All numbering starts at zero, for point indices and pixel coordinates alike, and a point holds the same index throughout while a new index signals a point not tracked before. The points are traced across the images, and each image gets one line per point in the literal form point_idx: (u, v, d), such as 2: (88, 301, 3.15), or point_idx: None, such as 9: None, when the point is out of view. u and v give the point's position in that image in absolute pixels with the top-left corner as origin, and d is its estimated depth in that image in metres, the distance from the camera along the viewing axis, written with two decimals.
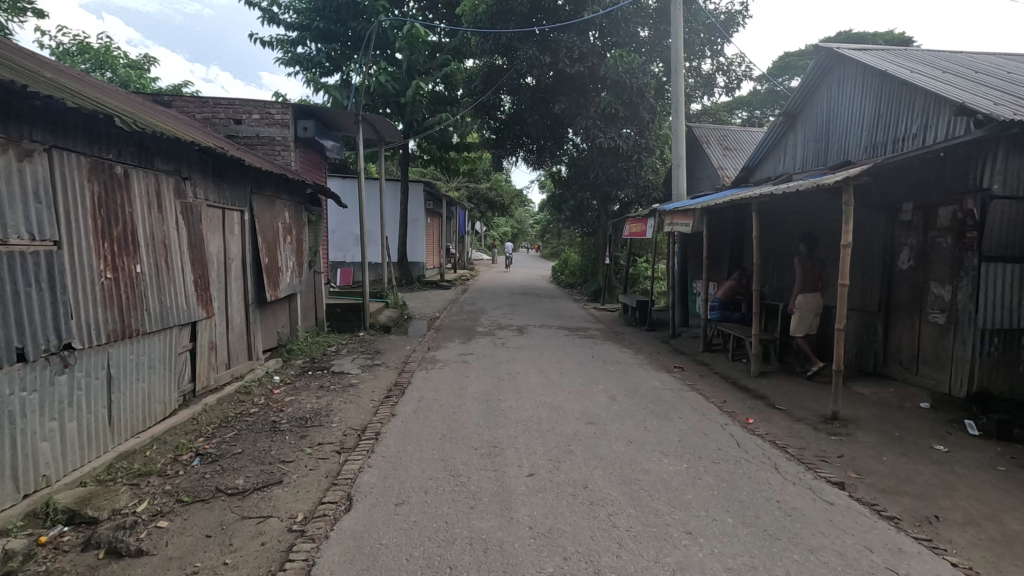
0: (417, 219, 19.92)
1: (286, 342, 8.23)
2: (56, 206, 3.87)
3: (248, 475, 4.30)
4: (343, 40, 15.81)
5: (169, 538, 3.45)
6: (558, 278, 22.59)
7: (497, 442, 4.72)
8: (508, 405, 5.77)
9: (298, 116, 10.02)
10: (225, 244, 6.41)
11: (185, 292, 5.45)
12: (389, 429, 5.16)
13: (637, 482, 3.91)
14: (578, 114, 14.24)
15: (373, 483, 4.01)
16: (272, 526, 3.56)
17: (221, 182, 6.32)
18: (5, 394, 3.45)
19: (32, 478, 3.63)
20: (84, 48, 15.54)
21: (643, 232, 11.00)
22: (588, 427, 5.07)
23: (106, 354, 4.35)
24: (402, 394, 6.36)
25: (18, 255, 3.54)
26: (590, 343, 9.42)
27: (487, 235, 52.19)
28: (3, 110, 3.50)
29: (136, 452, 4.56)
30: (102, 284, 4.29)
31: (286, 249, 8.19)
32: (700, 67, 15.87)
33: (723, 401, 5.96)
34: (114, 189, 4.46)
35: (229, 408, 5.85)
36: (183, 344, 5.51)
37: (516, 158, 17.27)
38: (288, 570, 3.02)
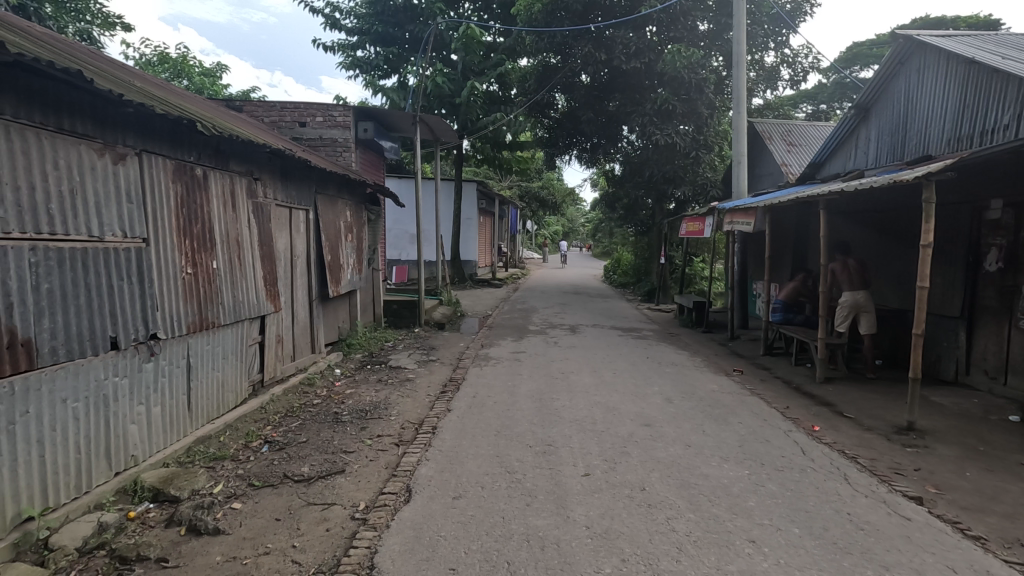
0: (470, 218, 20.18)
1: (346, 337, 8.54)
2: (145, 206, 4.17)
3: (313, 464, 4.50)
4: (401, 44, 16.19)
5: (243, 519, 3.66)
6: (610, 278, 22.34)
7: (551, 440, 4.72)
8: (562, 404, 5.77)
9: (360, 118, 10.36)
10: (292, 242, 6.72)
11: (255, 287, 5.74)
12: (446, 424, 5.26)
13: (695, 487, 3.82)
14: (633, 111, 14.03)
15: (431, 476, 4.10)
16: (336, 513, 3.70)
17: (289, 183, 6.61)
18: (100, 379, 3.75)
19: (122, 458, 3.94)
20: (164, 58, 16.64)
21: (700, 231, 10.70)
22: (644, 429, 4.99)
23: (186, 344, 4.65)
24: (457, 390, 6.48)
25: (113, 251, 3.84)
26: (644, 344, 9.26)
27: (537, 234, 52.08)
28: (101, 116, 3.79)
29: (211, 437, 4.85)
30: (183, 279, 4.59)
31: (347, 247, 8.49)
32: (762, 60, 15.30)
33: (786, 407, 5.74)
34: (194, 190, 4.76)
35: (294, 399, 6.13)
36: (253, 337, 5.81)
37: (570, 156, 17.05)
38: (352, 556, 3.13)
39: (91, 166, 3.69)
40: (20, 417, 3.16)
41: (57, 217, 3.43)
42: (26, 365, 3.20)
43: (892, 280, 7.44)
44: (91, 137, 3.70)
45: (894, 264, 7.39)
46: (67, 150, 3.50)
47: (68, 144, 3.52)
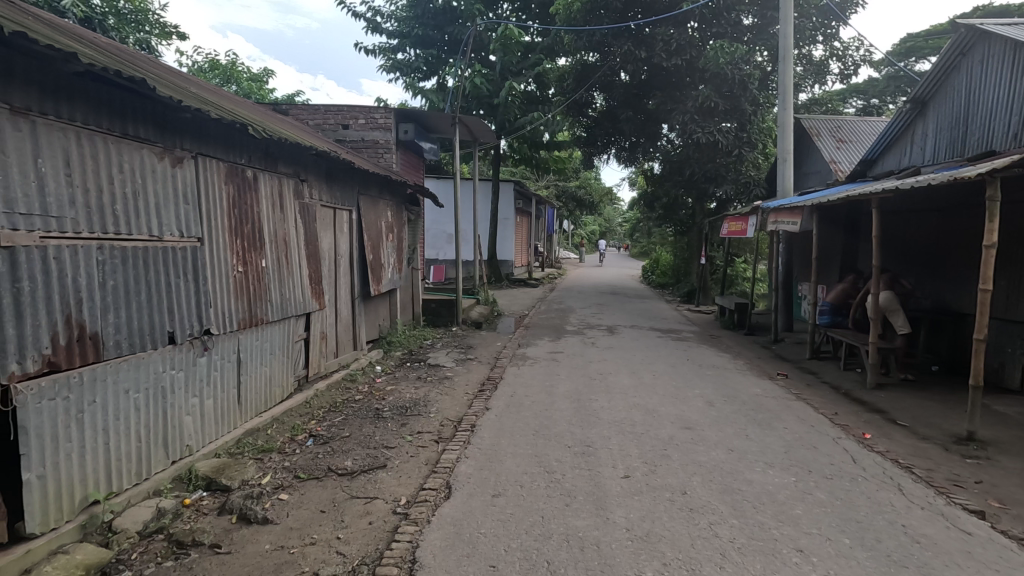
0: (508, 218, 20.26)
1: (387, 334, 8.71)
2: (200, 207, 4.36)
3: (356, 458, 4.61)
4: (440, 46, 16.38)
5: (289, 509, 3.79)
6: (648, 279, 22.01)
7: (589, 442, 4.69)
8: (601, 405, 5.72)
9: (400, 120, 10.53)
10: (336, 241, 6.90)
11: (301, 286, 5.93)
12: (484, 422, 5.31)
13: (739, 492, 3.73)
14: (674, 109, 13.77)
15: (470, 474, 4.15)
16: (378, 507, 3.79)
17: (333, 184, 6.78)
18: (159, 371, 3.94)
19: (179, 447, 4.13)
20: (215, 64, 17.27)
21: (743, 231, 10.44)
22: (684, 432, 4.91)
23: (236, 340, 4.84)
24: (495, 388, 6.52)
25: (171, 250, 4.03)
26: (684, 345, 9.10)
27: (574, 234, 51.75)
28: (163, 122, 3.99)
29: (260, 430, 5.03)
30: (234, 277, 4.78)
31: (388, 247, 8.64)
32: (810, 54, 14.80)
33: (834, 413, 5.54)
34: (245, 190, 4.94)
35: (336, 394, 6.29)
36: (299, 333, 6.00)
37: (608, 155, 16.88)
38: (395, 550, 3.19)
39: (153, 169, 3.89)
40: (88, 406, 3.35)
41: (122, 218, 3.63)
42: (93, 356, 3.40)
43: (952, 283, 7.08)
44: (152, 141, 3.89)
45: (954, 266, 7.05)
46: (130, 153, 3.70)
47: (132, 148, 3.71)
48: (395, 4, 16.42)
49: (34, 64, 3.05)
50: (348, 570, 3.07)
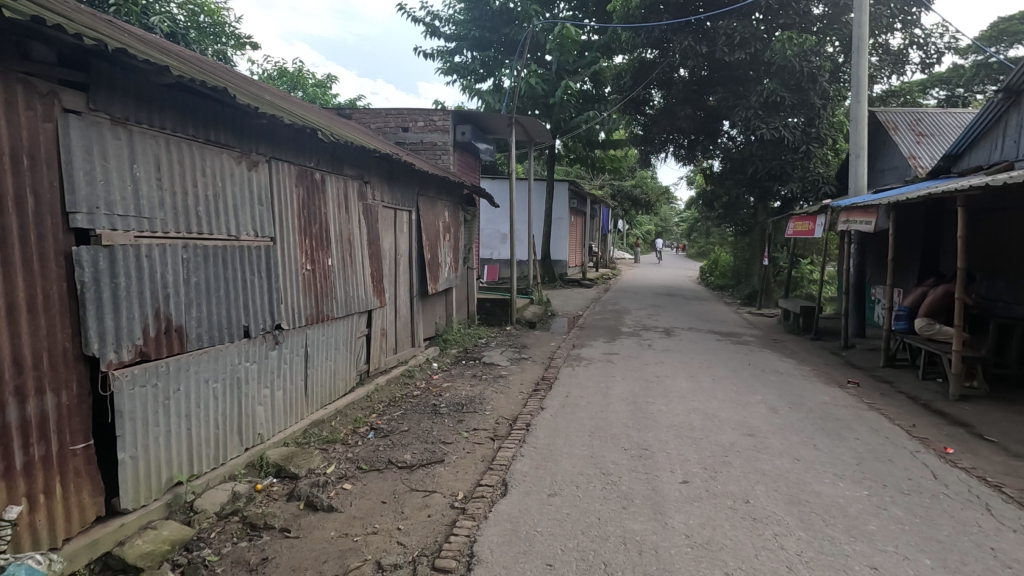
0: (561, 217, 20.20)
1: (443, 332, 8.87)
2: (272, 208, 4.60)
3: (414, 452, 4.73)
4: (497, 47, 16.52)
5: (353, 499, 3.94)
6: (706, 279, 21.39)
7: (647, 445, 4.62)
8: (658, 408, 5.62)
9: (457, 121, 10.72)
10: (397, 241, 7.10)
11: (364, 284, 6.14)
12: (539, 421, 5.33)
13: (806, 504, 3.57)
14: (736, 105, 13.29)
15: (526, 472, 4.18)
16: (436, 500, 3.88)
17: (394, 185, 6.98)
18: (235, 363, 4.19)
19: (251, 435, 4.39)
20: (283, 72, 18.10)
21: (810, 231, 9.96)
22: (747, 439, 4.76)
23: (305, 335, 5.08)
24: (549, 388, 6.52)
25: (247, 249, 4.28)
26: (745, 349, 8.79)
27: (628, 234, 50.94)
28: (242, 129, 4.25)
29: (324, 422, 5.26)
30: (303, 274, 5.01)
31: (445, 247, 8.81)
32: (887, 43, 13.94)
33: (912, 425, 5.20)
34: (313, 192, 5.17)
35: (395, 389, 6.48)
36: (361, 330, 6.22)
37: (666, 154, 16.52)
38: (453, 543, 3.26)
39: (231, 172, 4.14)
40: (173, 393, 3.61)
41: (204, 218, 3.89)
42: (178, 347, 3.66)
43: None
44: (232, 147, 4.14)
45: None
46: (212, 158, 3.94)
47: (213, 153, 3.96)
48: (453, 7, 16.70)
49: (131, 78, 3.30)
50: (409, 560, 3.16)
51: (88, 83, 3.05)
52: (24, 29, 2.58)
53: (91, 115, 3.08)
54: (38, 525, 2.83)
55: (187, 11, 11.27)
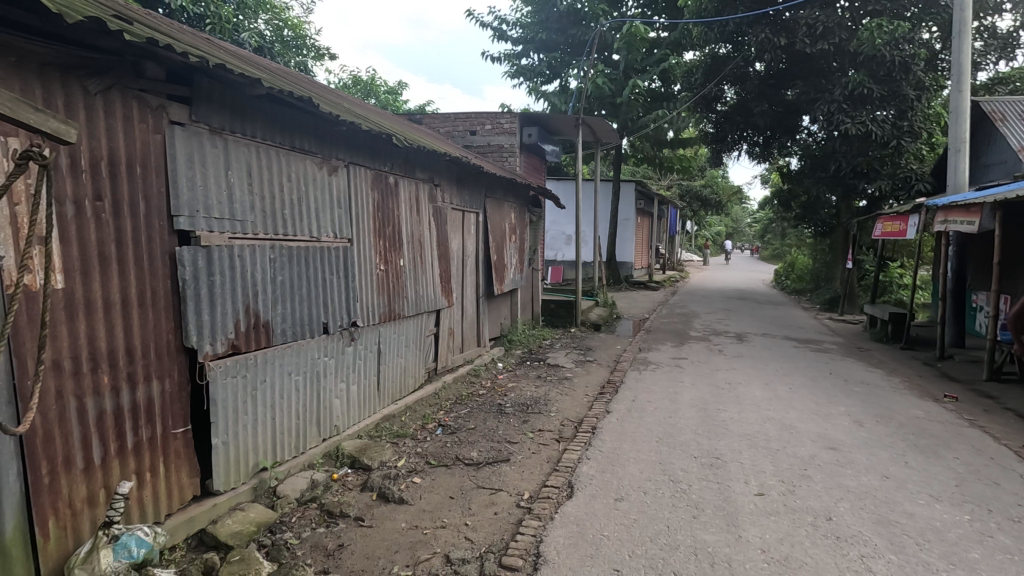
0: (628, 219, 19.87)
1: (508, 333, 8.97)
2: (350, 211, 4.82)
3: (481, 450, 4.80)
4: (564, 49, 16.49)
5: (422, 492, 4.06)
6: (781, 282, 20.33)
7: (719, 453, 4.46)
8: (730, 416, 5.40)
9: (524, 124, 10.80)
10: (464, 242, 7.23)
11: (433, 284, 6.31)
12: (606, 425, 5.26)
13: (897, 525, 3.32)
14: (818, 99, 12.52)
15: (592, 475, 4.13)
16: (502, 499, 3.92)
17: (463, 188, 7.12)
18: (315, 357, 4.43)
19: (328, 426, 4.61)
20: (357, 80, 18.83)
21: (902, 232, 9.25)
22: (828, 452, 4.49)
23: (378, 332, 5.29)
24: (615, 392, 6.42)
25: (327, 249, 4.52)
26: (826, 358, 8.28)
27: (697, 235, 49.23)
28: (324, 136, 4.48)
29: (395, 416, 5.45)
30: (376, 274, 5.21)
31: (511, 247, 8.89)
32: (994, 26, 12.71)
33: (1022, 446, 4.71)
34: (387, 196, 5.37)
35: (462, 387, 6.61)
36: (430, 329, 6.39)
37: (738, 151, 15.73)
38: (520, 542, 3.28)
39: (313, 177, 4.37)
40: (259, 384, 3.86)
41: (289, 221, 4.14)
42: (264, 341, 3.90)
43: None
44: (314, 153, 4.37)
45: None
46: (296, 163, 4.18)
47: (297, 159, 4.20)
48: (521, 11, 16.81)
49: (227, 91, 3.54)
50: (476, 555, 3.21)
51: (191, 96, 3.32)
52: (140, 50, 2.83)
53: (192, 125, 3.34)
54: (145, 499, 3.12)
55: (272, 27, 11.98)
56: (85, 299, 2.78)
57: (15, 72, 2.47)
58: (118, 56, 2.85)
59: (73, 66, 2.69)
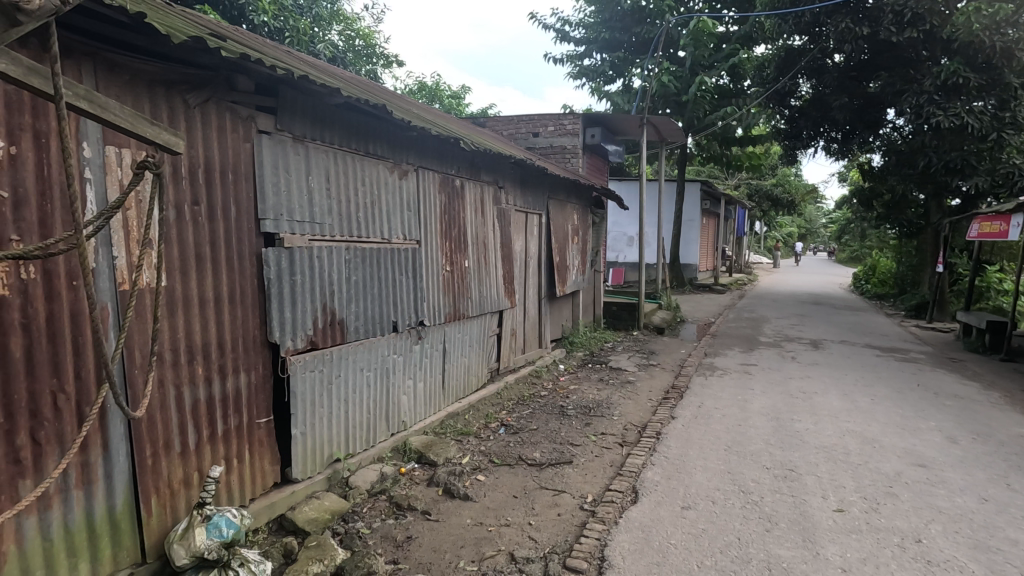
0: (693, 219, 19.32)
1: (569, 335, 8.95)
2: (419, 213, 4.97)
3: (544, 451, 4.82)
4: (627, 47, 16.25)
5: (487, 490, 4.12)
6: (860, 286, 19.06)
7: (793, 465, 4.26)
8: (805, 427, 5.14)
9: (587, 125, 10.75)
10: (527, 244, 7.28)
11: (496, 285, 6.40)
12: (671, 431, 5.14)
13: (997, 553, 3.06)
14: (904, 90, 11.67)
15: (657, 481, 4.06)
16: (566, 501, 3.92)
17: (527, 189, 7.18)
18: (385, 354, 4.60)
19: (396, 422, 4.77)
20: (422, 86, 19.34)
21: (1002, 233, 8.46)
22: (917, 470, 4.18)
23: (443, 331, 5.42)
24: (680, 397, 6.27)
25: (397, 250, 4.68)
26: (912, 368, 7.71)
27: (766, 235, 47.10)
28: (395, 142, 4.64)
29: (459, 414, 5.57)
30: (443, 275, 5.35)
31: (573, 249, 8.87)
32: None
33: None
34: (454, 198, 5.50)
35: (524, 388, 6.66)
36: (493, 329, 6.48)
37: (814, 148, 15.04)
38: (584, 545, 3.27)
39: (385, 181, 4.55)
40: (335, 379, 4.05)
41: (362, 223, 4.32)
42: (340, 338, 4.09)
43: None
44: (386, 158, 4.54)
45: None
46: (370, 169, 4.36)
47: (371, 164, 4.38)
48: (584, 11, 16.71)
49: (308, 101, 3.74)
50: (540, 555, 3.23)
51: (276, 107, 3.53)
52: (232, 65, 3.03)
53: (278, 134, 3.55)
54: (232, 483, 3.34)
55: (345, 37, 12.51)
56: (183, 296, 3.01)
57: (128, 89, 2.73)
58: (215, 72, 3.08)
59: (176, 82, 2.94)
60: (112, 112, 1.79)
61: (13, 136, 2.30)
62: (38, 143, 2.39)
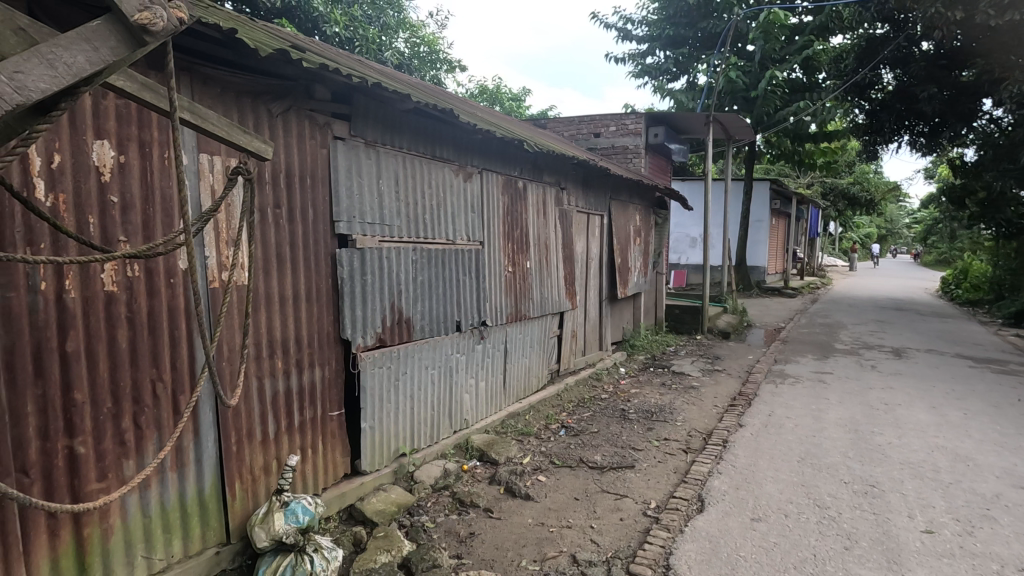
0: (761, 220, 18.54)
1: (630, 337, 8.81)
2: (482, 214, 5.05)
3: (605, 454, 4.78)
4: (692, 43, 15.83)
5: (548, 491, 4.13)
6: (949, 291, 17.60)
7: (875, 481, 4.00)
8: (887, 440, 4.82)
9: (650, 124, 10.54)
10: (589, 245, 7.23)
11: (558, 286, 6.40)
12: (738, 439, 4.95)
13: None
14: (1004, 78, 10.66)
15: (725, 491, 3.92)
16: (628, 506, 3.86)
17: (589, 190, 7.13)
18: (449, 353, 4.70)
19: (458, 420, 4.87)
20: (484, 89, 19.59)
21: None
22: (1018, 492, 3.83)
23: (505, 332, 5.48)
24: (748, 404, 6.02)
25: (461, 251, 4.78)
26: (1012, 381, 7.05)
27: (842, 237, 44.36)
28: (460, 145, 4.73)
29: (520, 415, 5.60)
30: (505, 275, 5.41)
31: (635, 250, 8.72)
32: None
33: None
34: (516, 200, 5.54)
35: (584, 390, 6.62)
36: (554, 330, 6.47)
37: (898, 143, 14.04)
38: (648, 552, 3.21)
39: (451, 184, 4.65)
40: (402, 375, 4.19)
41: (429, 225, 4.43)
42: (407, 336, 4.23)
43: None
44: (452, 161, 4.65)
45: None
46: (436, 171, 4.47)
47: (437, 167, 4.49)
48: (647, 8, 16.39)
49: (380, 108, 3.89)
50: (603, 559, 3.20)
51: (351, 114, 3.69)
52: (311, 75, 3.19)
53: (352, 140, 3.71)
54: (307, 472, 3.52)
55: (410, 44, 12.90)
56: (266, 294, 3.20)
57: (219, 100, 2.93)
58: (295, 82, 3.25)
59: (261, 93, 3.13)
60: (211, 122, 1.89)
61: (122, 146, 2.53)
62: (143, 153, 2.62)
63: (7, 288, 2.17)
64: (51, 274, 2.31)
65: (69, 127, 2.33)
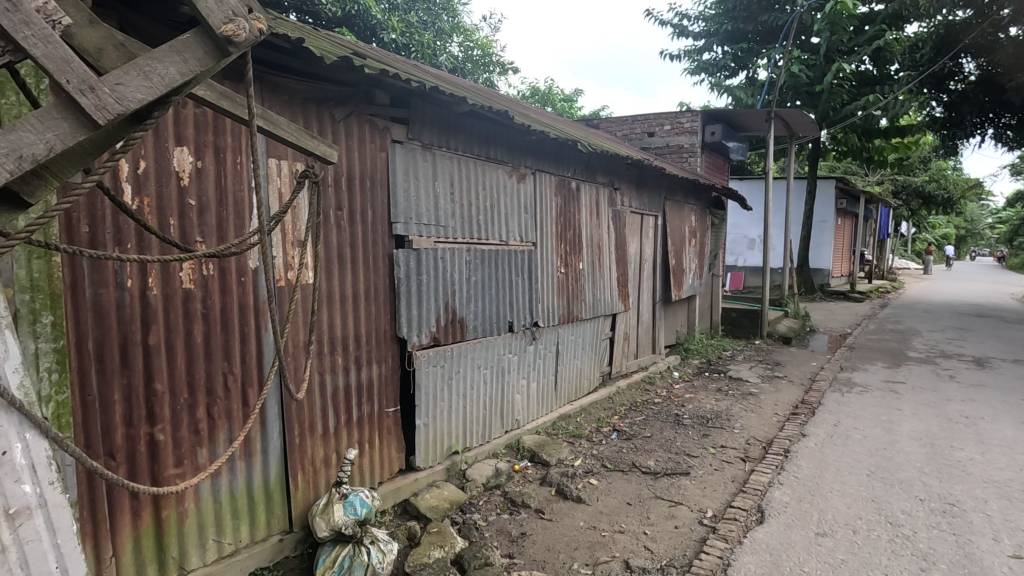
0: (825, 220, 17.69)
1: (684, 341, 8.61)
2: (535, 215, 5.05)
3: (658, 459, 4.68)
4: (751, 37, 15.27)
5: (600, 494, 4.08)
6: None
7: (955, 500, 3.73)
8: (968, 457, 4.48)
9: (707, 121, 10.24)
10: (642, 247, 7.11)
11: (610, 288, 6.33)
12: (801, 449, 4.73)
13: None
14: None
15: (787, 503, 3.75)
16: (683, 513, 3.76)
17: (643, 191, 7.00)
18: (501, 353, 4.73)
19: (509, 420, 4.88)
20: (535, 90, 19.61)
21: None
22: None
23: (557, 333, 5.46)
24: (812, 413, 5.75)
25: (514, 252, 4.80)
26: None
27: (916, 237, 41.64)
28: (514, 146, 4.75)
29: (571, 417, 5.56)
30: (558, 277, 5.39)
31: (690, 251, 8.50)
32: None
33: None
34: (569, 200, 5.51)
35: (637, 394, 6.51)
36: (606, 332, 6.40)
37: (982, 135, 13.07)
38: (704, 561, 3.12)
39: (504, 185, 4.68)
40: (456, 374, 4.25)
41: (482, 226, 4.48)
42: (460, 335, 4.28)
43: None
44: (506, 162, 4.67)
45: None
46: (490, 172, 4.51)
47: (491, 168, 4.53)
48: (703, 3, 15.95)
49: (437, 111, 3.96)
50: (657, 567, 3.13)
51: (408, 117, 3.77)
52: (371, 81, 3.28)
53: (409, 143, 3.80)
54: (364, 466, 3.63)
55: (464, 48, 13.07)
56: (328, 292, 3.32)
57: (286, 107, 3.07)
58: (356, 88, 3.36)
59: (325, 99, 3.25)
60: (281, 126, 1.98)
61: (199, 152, 2.69)
62: (218, 158, 2.77)
63: (99, 284, 2.35)
64: (137, 273, 2.47)
65: (153, 134, 2.50)
